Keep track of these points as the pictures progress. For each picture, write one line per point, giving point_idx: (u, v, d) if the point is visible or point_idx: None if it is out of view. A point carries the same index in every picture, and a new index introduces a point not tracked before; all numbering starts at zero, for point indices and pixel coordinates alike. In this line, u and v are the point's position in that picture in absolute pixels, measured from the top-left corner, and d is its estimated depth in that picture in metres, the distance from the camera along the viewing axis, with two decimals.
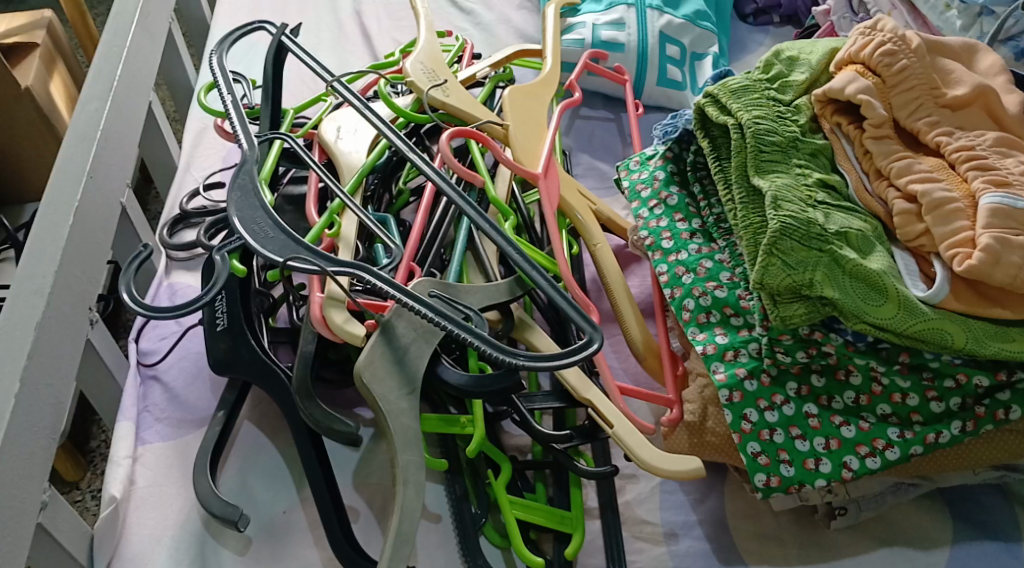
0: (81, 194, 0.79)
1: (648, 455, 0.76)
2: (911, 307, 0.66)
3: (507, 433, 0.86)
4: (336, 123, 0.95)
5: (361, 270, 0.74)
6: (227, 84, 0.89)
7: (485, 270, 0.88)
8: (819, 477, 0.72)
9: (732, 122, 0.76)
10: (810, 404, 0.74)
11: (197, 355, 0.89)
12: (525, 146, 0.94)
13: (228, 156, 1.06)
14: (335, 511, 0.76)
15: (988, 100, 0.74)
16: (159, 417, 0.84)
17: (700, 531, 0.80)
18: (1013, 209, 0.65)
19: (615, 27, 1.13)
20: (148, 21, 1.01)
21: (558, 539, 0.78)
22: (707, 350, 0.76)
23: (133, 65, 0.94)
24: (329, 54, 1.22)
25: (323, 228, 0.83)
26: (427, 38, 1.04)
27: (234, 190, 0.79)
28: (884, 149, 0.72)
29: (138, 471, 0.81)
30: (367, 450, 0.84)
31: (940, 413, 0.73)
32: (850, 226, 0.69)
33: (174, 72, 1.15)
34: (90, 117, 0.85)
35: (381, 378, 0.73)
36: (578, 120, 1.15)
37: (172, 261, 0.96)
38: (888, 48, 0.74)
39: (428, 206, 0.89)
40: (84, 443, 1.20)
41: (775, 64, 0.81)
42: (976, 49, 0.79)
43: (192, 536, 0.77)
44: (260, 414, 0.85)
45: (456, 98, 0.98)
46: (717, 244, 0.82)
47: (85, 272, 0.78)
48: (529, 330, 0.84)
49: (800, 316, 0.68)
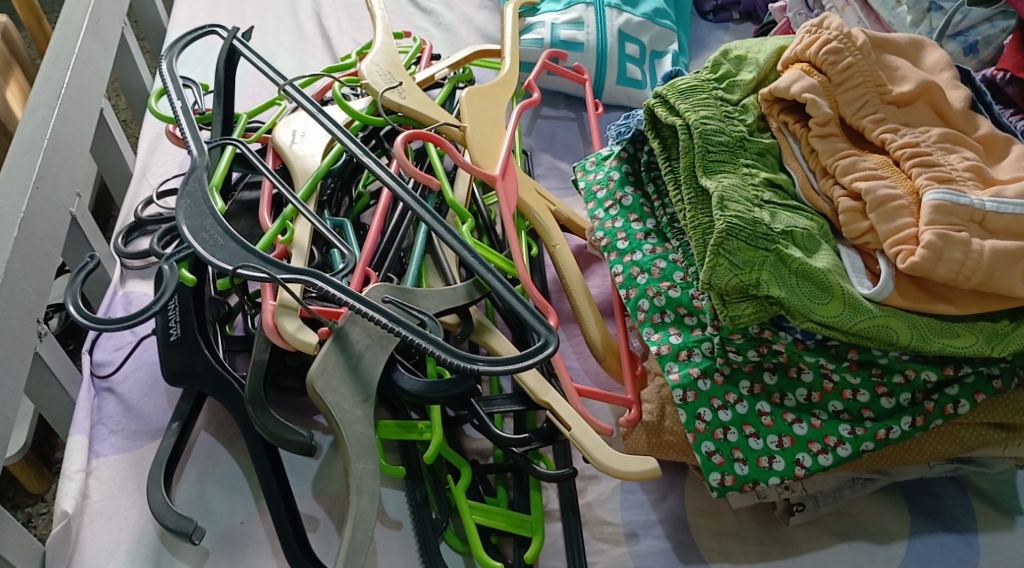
0: (27, 204, 0.79)
1: (606, 458, 0.75)
2: (856, 304, 0.66)
3: (467, 436, 0.85)
4: (291, 127, 0.94)
5: (313, 276, 0.73)
6: (177, 90, 0.88)
7: (445, 275, 0.88)
8: (773, 474, 0.72)
9: (679, 122, 0.76)
10: (763, 402, 0.74)
11: (153, 365, 0.88)
12: (484, 148, 0.94)
13: (184, 162, 1.05)
14: (291, 522, 0.75)
15: (932, 96, 0.74)
16: (113, 429, 0.83)
17: (660, 530, 0.80)
18: (956, 205, 0.65)
19: (574, 27, 1.13)
20: (99, 27, 1.00)
21: (518, 542, 0.78)
22: (662, 350, 0.76)
23: (82, 72, 0.93)
24: (287, 57, 1.21)
25: (276, 233, 0.82)
26: (384, 40, 1.03)
27: (183, 198, 0.79)
28: (829, 147, 0.72)
29: (92, 485, 0.80)
30: (327, 457, 0.83)
31: (890, 409, 0.73)
32: (796, 225, 0.69)
33: (128, 78, 1.14)
34: (37, 125, 0.84)
35: (334, 387, 0.73)
36: (539, 120, 1.15)
37: (126, 270, 0.95)
38: (833, 46, 0.75)
39: (385, 209, 0.89)
40: (48, 454, 1.19)
41: (722, 64, 0.80)
42: (922, 45, 0.80)
43: (148, 549, 0.77)
44: (217, 424, 0.84)
45: (412, 100, 0.97)
46: (670, 244, 0.82)
47: (32, 284, 0.77)
48: (488, 334, 0.83)
49: (748, 315, 0.68)
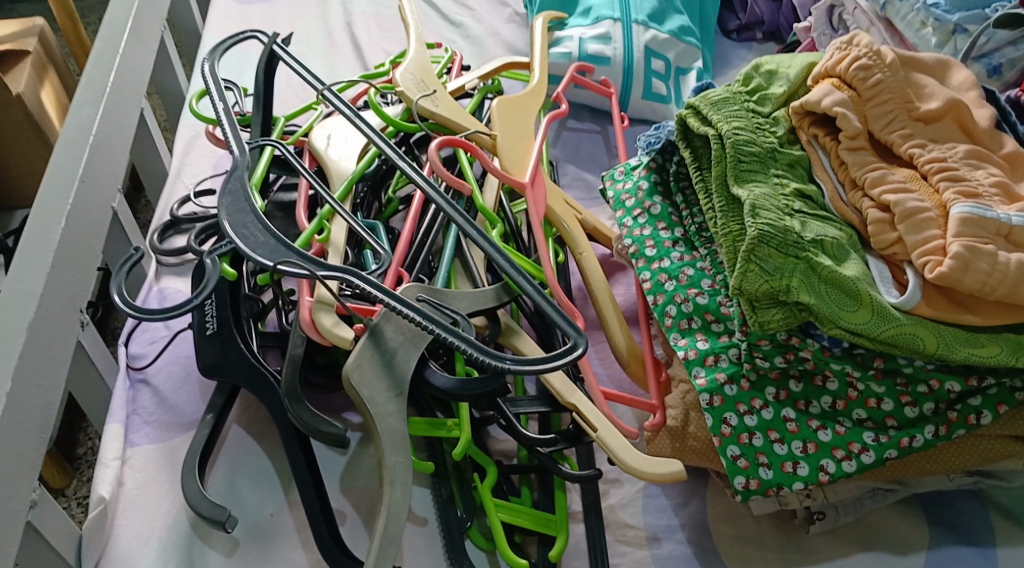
0: (74, 198, 0.81)
1: (633, 459, 0.76)
2: (884, 313, 0.68)
3: (493, 437, 0.86)
4: (327, 131, 0.97)
5: (350, 274, 0.75)
6: (220, 92, 0.90)
7: (473, 278, 0.89)
8: (797, 480, 0.73)
9: (712, 132, 0.77)
10: (788, 409, 0.75)
11: (186, 359, 0.90)
12: (514, 155, 0.96)
13: (218, 163, 1.07)
14: (323, 514, 0.76)
15: (959, 113, 0.76)
16: (147, 420, 0.85)
17: (682, 535, 0.82)
18: (983, 218, 0.67)
19: (601, 41, 1.15)
20: (141, 29, 1.02)
21: (542, 541, 0.80)
22: (688, 355, 0.78)
23: (125, 72, 0.96)
24: (320, 65, 1.24)
25: (313, 232, 0.84)
26: (417, 49, 1.06)
27: (224, 196, 0.81)
28: (858, 160, 0.74)
29: (126, 473, 0.82)
30: (355, 454, 0.85)
31: (914, 418, 0.74)
32: (826, 234, 0.71)
33: (165, 82, 1.16)
34: (82, 122, 0.87)
35: (369, 381, 0.74)
36: (565, 131, 1.17)
37: (161, 266, 0.97)
38: (863, 63, 0.76)
39: (417, 213, 0.90)
40: (70, 450, 1.21)
41: (754, 77, 0.82)
42: (949, 65, 0.82)
43: (180, 537, 0.78)
44: (249, 418, 0.86)
45: (444, 108, 0.99)
46: (698, 251, 0.83)
47: (76, 275, 0.79)
48: (515, 336, 0.84)
49: (777, 321, 0.69)
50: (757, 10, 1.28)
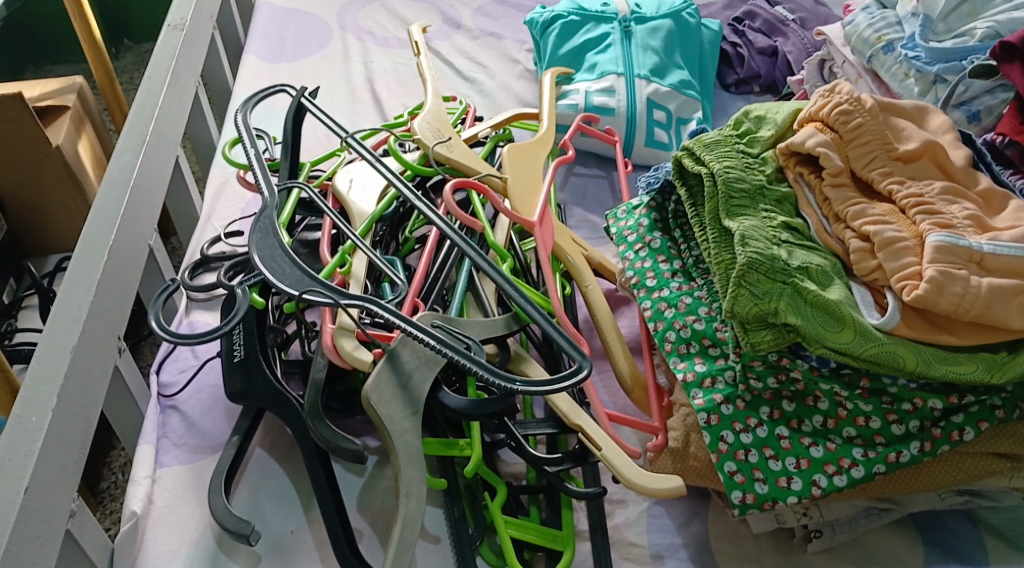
0: (116, 234, 0.87)
1: (635, 476, 0.81)
2: (866, 332, 0.73)
3: (503, 460, 0.91)
4: (350, 175, 1.03)
5: (371, 303, 0.80)
6: (251, 139, 0.97)
7: (485, 308, 0.94)
8: (791, 494, 0.78)
9: (705, 171, 0.84)
10: (782, 427, 0.80)
11: (213, 387, 0.95)
12: (524, 197, 1.02)
13: (246, 208, 1.14)
14: (342, 528, 0.81)
15: (936, 153, 0.82)
16: (176, 442, 0.90)
17: (684, 553, 0.85)
18: (956, 246, 0.73)
19: (606, 94, 1.23)
20: (178, 82, 1.10)
21: (549, 557, 0.83)
22: (687, 377, 0.83)
23: (164, 121, 1.03)
24: (342, 117, 1.32)
25: (336, 266, 0.90)
26: (433, 101, 1.13)
27: (255, 232, 0.87)
28: (841, 196, 0.80)
29: (156, 491, 0.86)
30: (372, 475, 0.90)
31: (900, 435, 0.79)
32: (811, 261, 0.76)
33: (198, 133, 1.24)
34: (125, 168, 0.94)
35: (387, 400, 0.79)
36: (572, 177, 1.23)
37: (192, 301, 1.03)
38: (844, 108, 0.83)
39: (432, 249, 0.96)
40: (94, 484, 1.26)
41: (744, 123, 0.90)
42: (927, 110, 0.88)
43: (206, 551, 0.83)
44: (271, 441, 0.91)
45: (459, 154, 1.06)
46: (695, 282, 0.89)
47: (116, 304, 0.85)
48: (524, 363, 0.89)
49: (768, 342, 0.74)
50: (753, 66, 1.35)
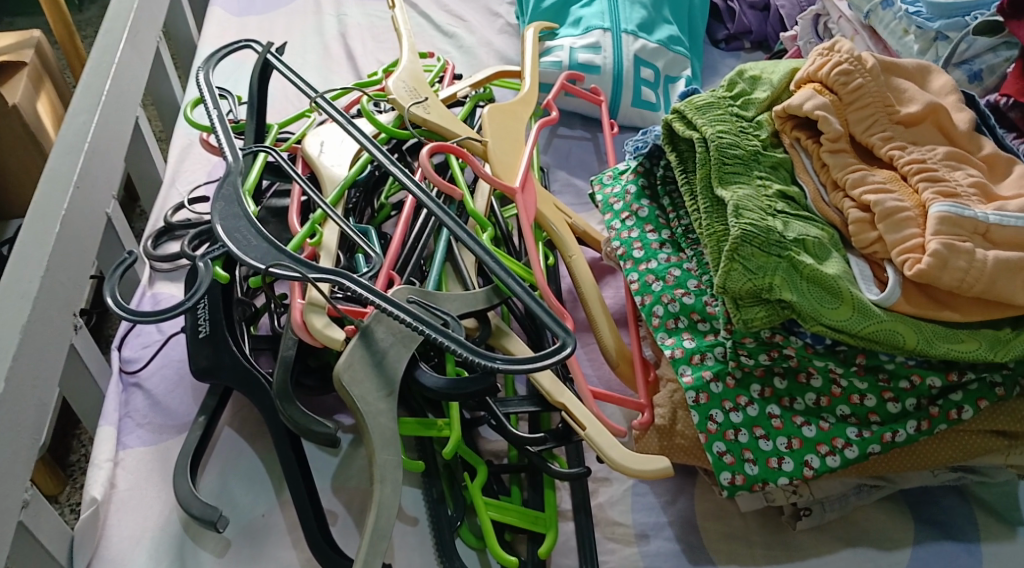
0: (68, 203, 0.82)
1: (620, 457, 0.77)
2: (865, 309, 0.69)
3: (484, 438, 0.87)
4: (319, 138, 0.98)
5: (342, 277, 0.75)
6: (214, 100, 0.92)
7: (463, 279, 0.89)
8: (782, 475, 0.75)
9: (696, 136, 0.79)
10: (773, 406, 0.77)
11: (179, 363, 0.91)
12: (504, 161, 0.97)
13: (213, 171, 1.09)
14: (314, 512, 0.77)
15: (938, 117, 0.78)
16: (140, 422, 0.86)
17: (670, 532, 0.82)
18: (960, 217, 0.69)
19: (591, 51, 1.17)
20: (137, 38, 1.03)
21: (531, 540, 0.80)
22: (675, 354, 0.79)
23: (121, 80, 0.97)
24: (314, 74, 1.26)
25: (304, 237, 0.85)
26: (409, 59, 1.07)
27: (218, 201, 0.82)
28: (839, 162, 0.76)
29: (119, 474, 0.82)
30: (346, 454, 0.86)
31: (896, 413, 0.75)
32: (808, 234, 0.72)
33: (161, 92, 1.18)
34: (79, 130, 0.88)
35: (360, 380, 0.75)
36: (556, 138, 1.18)
37: (155, 272, 0.98)
38: (844, 68, 0.78)
39: (409, 217, 0.91)
40: (64, 457, 1.21)
41: (738, 83, 0.84)
42: (929, 70, 0.83)
43: (172, 537, 0.79)
44: (240, 420, 0.87)
45: (436, 115, 1.00)
46: (684, 253, 0.85)
47: (71, 279, 0.80)
48: (506, 338, 0.85)
49: (761, 319, 0.71)
50: (745, 21, 1.30)
